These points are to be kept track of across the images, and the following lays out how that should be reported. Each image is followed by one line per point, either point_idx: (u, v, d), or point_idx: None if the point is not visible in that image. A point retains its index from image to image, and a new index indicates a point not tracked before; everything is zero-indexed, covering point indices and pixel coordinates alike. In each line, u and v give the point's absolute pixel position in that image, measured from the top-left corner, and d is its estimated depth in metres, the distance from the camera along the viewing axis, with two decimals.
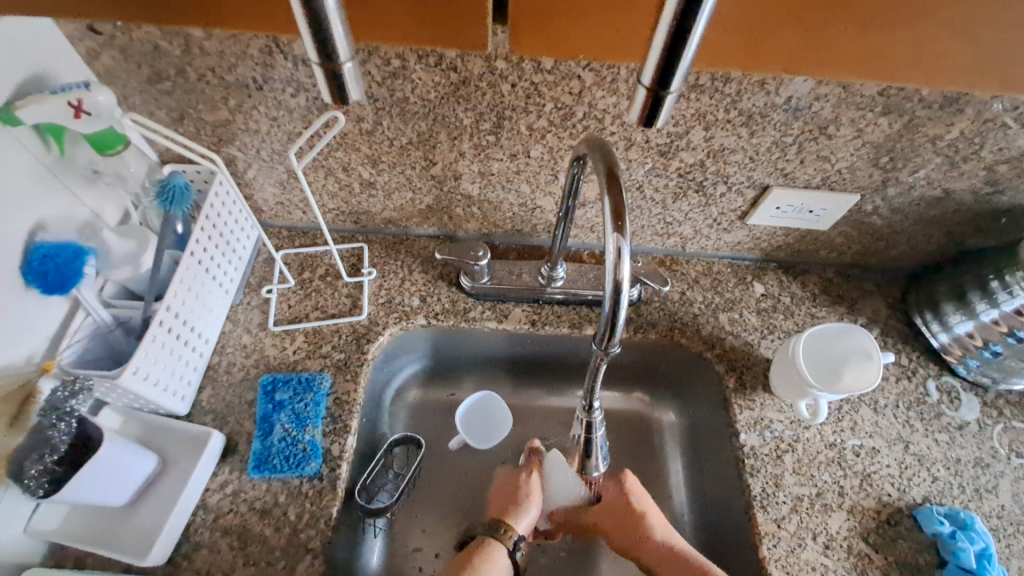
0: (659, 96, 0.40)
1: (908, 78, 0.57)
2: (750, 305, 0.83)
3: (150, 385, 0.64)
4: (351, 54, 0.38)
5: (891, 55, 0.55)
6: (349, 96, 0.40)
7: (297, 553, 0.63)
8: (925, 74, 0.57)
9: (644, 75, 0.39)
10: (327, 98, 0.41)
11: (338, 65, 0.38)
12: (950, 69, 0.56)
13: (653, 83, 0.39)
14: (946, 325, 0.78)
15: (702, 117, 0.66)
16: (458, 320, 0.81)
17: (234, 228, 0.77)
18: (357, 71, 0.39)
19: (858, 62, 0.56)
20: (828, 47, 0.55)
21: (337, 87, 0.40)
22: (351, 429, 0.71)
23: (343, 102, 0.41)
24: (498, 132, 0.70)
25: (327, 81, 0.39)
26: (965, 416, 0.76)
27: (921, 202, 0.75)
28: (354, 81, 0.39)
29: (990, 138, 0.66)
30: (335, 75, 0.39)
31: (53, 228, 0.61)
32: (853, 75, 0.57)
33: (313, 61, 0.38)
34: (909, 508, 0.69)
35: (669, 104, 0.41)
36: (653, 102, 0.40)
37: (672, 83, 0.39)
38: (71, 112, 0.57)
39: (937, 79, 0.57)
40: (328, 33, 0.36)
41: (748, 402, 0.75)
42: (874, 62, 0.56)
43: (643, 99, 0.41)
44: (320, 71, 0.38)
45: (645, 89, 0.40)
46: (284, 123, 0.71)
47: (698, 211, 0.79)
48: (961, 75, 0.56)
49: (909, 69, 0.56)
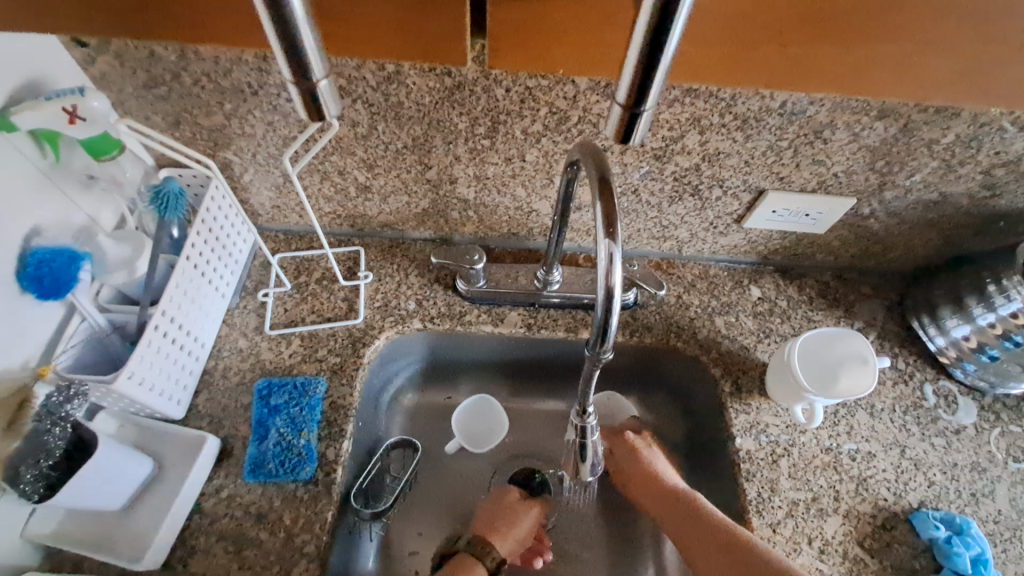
0: (635, 114, 0.40)
1: (890, 91, 0.58)
2: (747, 308, 0.83)
3: (145, 390, 0.64)
4: (325, 72, 0.39)
5: (872, 70, 0.56)
6: (326, 111, 0.41)
7: (292, 557, 0.64)
8: (905, 88, 0.58)
9: (619, 93, 0.40)
10: (304, 115, 0.42)
11: (314, 84, 0.39)
12: (930, 82, 0.57)
13: (628, 101, 0.40)
14: (943, 328, 0.77)
15: (696, 122, 0.66)
16: (454, 324, 0.81)
17: (230, 232, 0.77)
18: (332, 88, 0.40)
19: (840, 77, 0.57)
20: (811, 63, 0.56)
21: (313, 104, 0.40)
22: (346, 433, 0.71)
23: (319, 119, 0.42)
24: (493, 136, 0.70)
25: (303, 100, 0.40)
26: (962, 420, 0.76)
27: (918, 206, 0.75)
28: (330, 97, 0.40)
29: (986, 142, 0.66)
30: (311, 94, 0.39)
31: (48, 233, 0.62)
32: (836, 89, 0.58)
33: (288, 81, 0.38)
34: (905, 512, 0.69)
35: (645, 121, 0.41)
36: (629, 119, 0.41)
37: (646, 101, 0.39)
38: (66, 117, 0.57)
39: (918, 92, 0.58)
40: (303, 55, 0.36)
41: (744, 406, 0.75)
42: (857, 76, 0.57)
43: (619, 116, 0.41)
44: (296, 90, 0.39)
45: (620, 106, 0.40)
46: (279, 127, 0.71)
47: (695, 214, 0.79)
48: (940, 88, 0.57)
49: (890, 83, 0.57)
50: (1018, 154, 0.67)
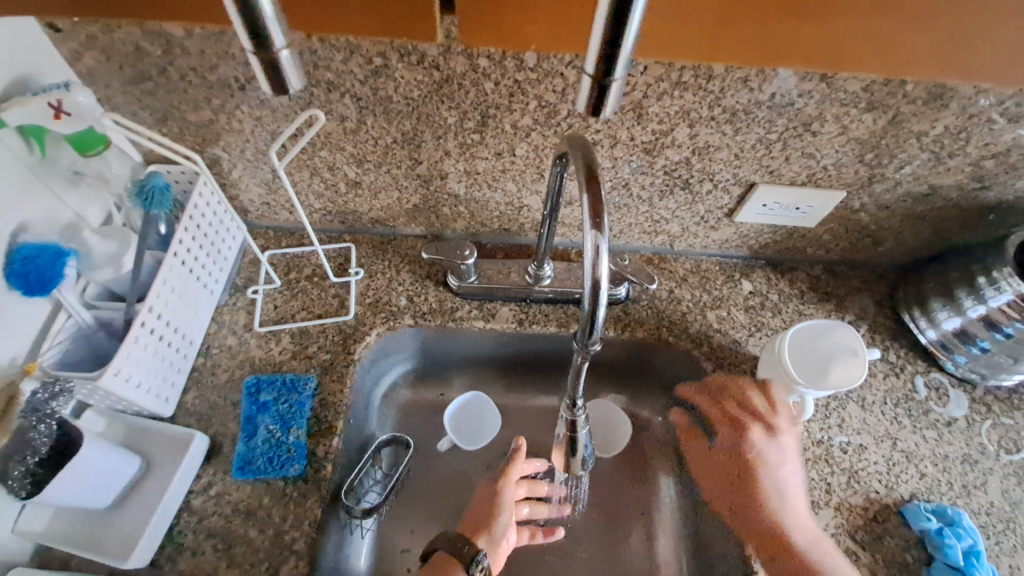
0: (605, 84, 0.40)
1: (867, 67, 0.58)
2: (738, 302, 0.83)
3: (132, 387, 0.63)
4: (286, 43, 0.38)
5: (849, 46, 0.56)
6: (290, 84, 0.40)
7: (282, 554, 0.63)
8: (882, 64, 0.58)
9: (589, 63, 0.39)
10: (266, 88, 0.41)
11: (275, 54, 0.38)
12: (906, 57, 0.57)
13: (597, 71, 0.39)
14: (935, 321, 0.78)
15: (686, 115, 0.66)
16: (445, 320, 0.81)
17: (219, 229, 0.77)
18: (294, 60, 0.39)
19: (817, 52, 0.57)
20: (786, 39, 0.56)
21: (275, 76, 0.39)
22: (336, 430, 0.71)
23: (282, 92, 0.41)
24: (482, 130, 0.70)
25: (264, 71, 0.39)
26: (954, 412, 0.76)
27: (908, 198, 0.75)
28: (292, 70, 0.39)
29: (975, 133, 0.66)
30: (272, 64, 0.38)
31: (35, 230, 0.61)
32: (812, 66, 0.58)
33: (249, 50, 0.38)
34: (897, 505, 0.69)
35: (615, 93, 0.41)
36: (599, 90, 0.40)
37: (617, 70, 0.39)
38: (51, 113, 0.57)
39: (894, 67, 0.58)
40: (262, 22, 0.36)
41: (735, 400, 0.75)
42: (834, 52, 0.57)
43: (588, 88, 0.41)
44: (256, 60, 0.38)
45: (590, 76, 0.40)
46: (267, 123, 0.70)
47: (686, 208, 0.79)
48: (917, 63, 0.57)
49: (865, 59, 0.57)
50: (1007, 146, 0.67)
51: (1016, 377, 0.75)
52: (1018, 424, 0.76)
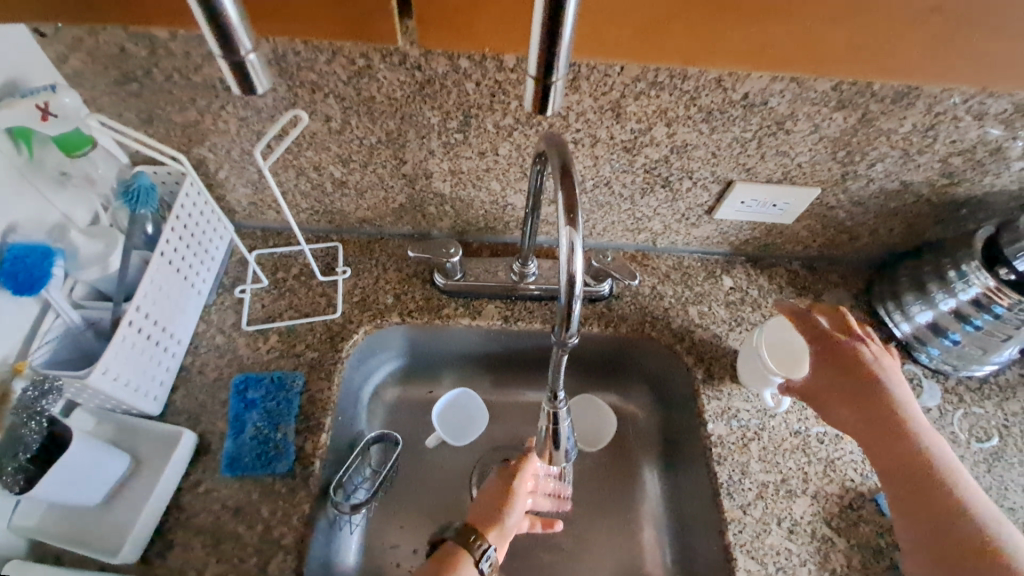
0: (547, 85, 0.41)
1: (800, 67, 0.61)
2: (719, 297, 0.84)
3: (120, 386, 0.64)
4: (253, 45, 0.39)
5: (779, 47, 0.58)
6: (256, 85, 0.41)
7: (270, 549, 0.64)
8: (814, 65, 0.60)
9: (530, 65, 0.41)
10: (234, 88, 0.42)
11: (241, 57, 0.39)
12: (836, 58, 0.59)
13: (539, 73, 0.40)
14: (908, 315, 0.80)
15: (663, 114, 0.67)
16: (432, 317, 0.82)
17: (206, 229, 0.77)
18: (261, 62, 0.41)
19: (752, 52, 0.59)
20: (753, 40, 0.58)
21: (242, 78, 0.40)
22: (324, 426, 0.72)
23: (250, 93, 0.42)
24: (465, 130, 0.71)
25: (232, 72, 0.40)
26: (927, 403, 0.78)
27: (881, 195, 0.77)
28: (259, 72, 0.40)
29: (942, 130, 0.68)
30: (238, 67, 0.39)
31: (23, 231, 0.62)
32: (748, 65, 0.60)
33: (216, 54, 0.39)
34: (872, 492, 0.71)
35: (558, 94, 0.42)
36: (542, 91, 0.42)
37: (556, 72, 0.40)
38: (38, 114, 0.58)
39: (827, 68, 0.60)
40: (228, 27, 0.37)
41: (716, 392, 0.76)
42: (767, 53, 0.59)
43: (533, 89, 0.42)
44: (224, 62, 0.39)
45: (533, 78, 0.41)
46: (253, 123, 0.71)
47: (667, 206, 0.80)
48: (847, 63, 0.60)
49: (797, 60, 0.60)
50: (972, 143, 0.69)
51: (986, 367, 0.78)
52: (989, 413, 0.78)
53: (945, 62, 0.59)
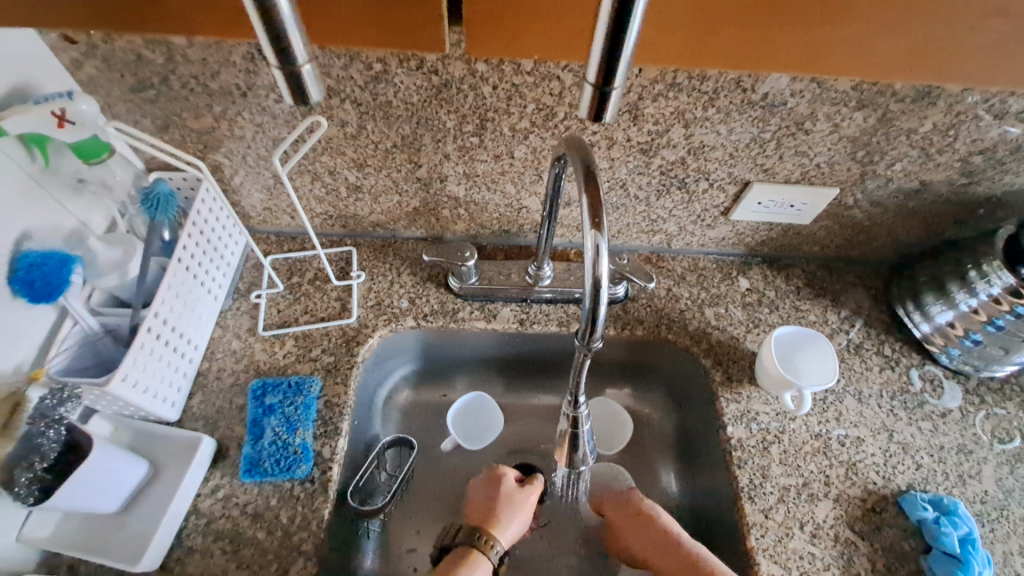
0: (605, 93, 0.41)
1: (846, 72, 0.60)
2: (735, 299, 0.84)
3: (139, 393, 0.64)
4: (308, 57, 0.39)
5: (829, 53, 0.58)
6: (309, 97, 0.42)
7: (290, 555, 0.64)
8: (860, 71, 0.60)
9: (589, 73, 0.41)
10: (287, 99, 0.42)
11: (297, 69, 0.39)
12: (887, 62, 0.59)
13: (598, 79, 0.41)
14: (928, 315, 0.79)
15: (681, 115, 0.67)
16: (447, 321, 0.82)
17: (222, 235, 0.77)
18: (316, 74, 0.41)
19: (801, 59, 0.58)
20: (780, 46, 0.57)
21: (297, 88, 0.41)
22: (341, 431, 0.72)
23: (303, 103, 0.42)
24: (481, 133, 0.71)
25: (287, 83, 0.40)
26: (949, 404, 0.77)
27: (900, 194, 0.77)
28: (313, 81, 0.41)
29: (963, 130, 0.67)
30: (295, 78, 0.40)
31: (39, 237, 0.61)
32: (798, 70, 0.60)
33: (273, 64, 0.39)
34: (894, 495, 0.70)
35: (614, 101, 0.42)
36: (599, 98, 0.42)
37: (616, 78, 0.40)
38: (54, 121, 0.57)
39: (876, 73, 0.60)
40: (286, 38, 0.37)
41: (734, 395, 0.76)
42: (816, 59, 0.58)
43: (590, 96, 0.42)
44: (280, 74, 0.40)
45: (592, 85, 0.41)
46: (268, 128, 0.71)
47: (682, 208, 0.80)
48: (896, 68, 0.59)
49: (844, 66, 0.59)
50: (993, 142, 0.69)
51: (1007, 367, 0.77)
52: (1011, 413, 0.77)
53: (989, 67, 0.58)
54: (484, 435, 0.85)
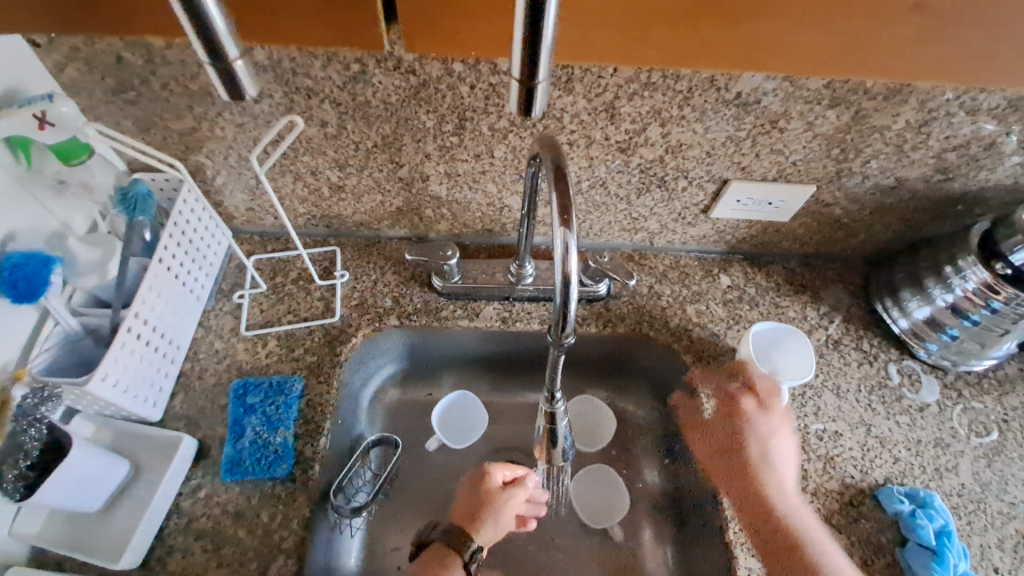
0: (531, 86, 0.42)
1: (816, 69, 0.61)
2: (717, 296, 0.85)
3: (119, 393, 0.64)
4: (239, 52, 0.40)
5: (756, 48, 0.59)
6: (245, 92, 0.43)
7: (270, 553, 0.64)
8: (828, 68, 0.61)
9: (514, 67, 0.42)
10: (225, 96, 0.43)
11: (230, 65, 0.40)
12: (817, 58, 0.60)
13: (523, 74, 0.42)
14: (906, 311, 0.80)
15: (657, 114, 0.68)
16: (430, 320, 0.82)
17: (204, 235, 0.78)
18: (249, 69, 0.42)
19: (732, 54, 0.60)
20: (746, 43, 0.59)
21: (232, 85, 0.42)
22: (324, 430, 0.72)
23: (239, 98, 0.43)
24: (460, 133, 0.71)
25: (221, 80, 0.41)
26: (926, 398, 0.78)
27: (877, 191, 0.78)
28: (246, 77, 0.42)
29: (936, 126, 0.68)
30: (227, 74, 0.41)
31: (21, 239, 0.62)
32: (728, 66, 0.61)
33: (204, 61, 0.40)
34: (871, 489, 0.71)
35: (542, 93, 0.43)
36: (526, 93, 0.43)
37: (539, 73, 0.41)
38: (35, 124, 0.58)
39: (807, 68, 0.61)
40: (215, 38, 0.38)
41: (714, 391, 0.76)
42: (744, 54, 0.60)
43: (517, 90, 0.43)
44: (213, 72, 0.41)
45: (517, 80, 0.42)
46: (249, 129, 0.72)
47: (663, 205, 0.81)
48: (825, 63, 0.60)
49: (813, 62, 0.60)
50: (967, 138, 0.70)
51: (985, 361, 0.78)
52: (988, 407, 0.78)
53: (955, 65, 0.60)
54: (467, 434, 0.85)
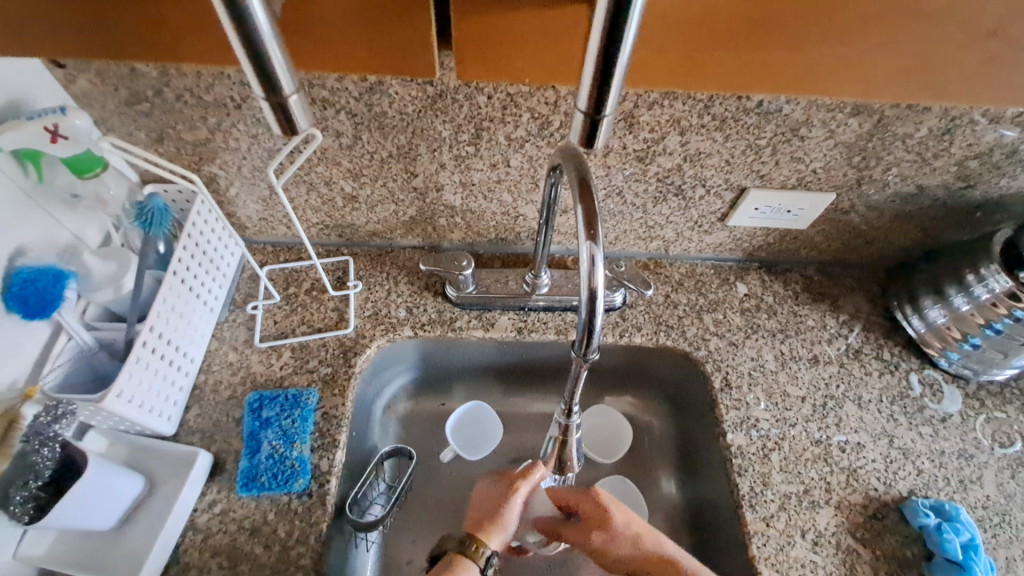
0: (595, 119, 0.43)
1: (845, 92, 0.59)
2: (734, 305, 0.84)
3: (135, 407, 0.63)
4: (294, 87, 0.41)
5: (822, 72, 0.57)
6: (297, 124, 0.43)
7: (288, 569, 0.63)
8: (855, 92, 0.59)
9: (580, 101, 0.43)
10: (277, 131, 0.44)
11: (283, 99, 0.40)
12: (884, 80, 0.58)
13: (588, 107, 0.42)
14: (926, 319, 0.79)
15: (677, 123, 0.67)
16: (445, 330, 0.81)
17: (217, 246, 0.77)
18: (302, 102, 0.42)
19: (795, 78, 0.58)
20: (779, 67, 0.57)
21: (283, 119, 0.42)
22: (339, 443, 0.71)
23: (291, 131, 0.43)
24: (477, 142, 0.71)
25: (274, 113, 0.42)
26: (949, 408, 0.77)
27: (897, 199, 0.77)
28: (300, 110, 0.42)
29: (959, 134, 0.67)
30: (282, 108, 0.41)
31: (33, 253, 0.61)
32: (791, 91, 0.59)
33: (260, 95, 0.40)
34: (895, 501, 0.70)
35: (605, 127, 0.44)
36: (590, 125, 0.44)
37: (605, 106, 0.42)
38: (48, 136, 0.57)
39: (870, 94, 0.60)
40: (273, 74, 0.39)
41: (735, 402, 0.75)
42: (807, 78, 0.58)
43: (581, 122, 0.44)
44: (267, 104, 0.41)
45: (582, 112, 0.43)
46: (264, 140, 0.71)
47: (679, 214, 0.80)
48: (890, 87, 0.59)
49: (843, 85, 0.59)
50: (989, 146, 0.69)
51: (1007, 371, 0.76)
52: (1011, 417, 0.77)
53: (996, 79, 0.57)
54: (479, 445, 0.84)
